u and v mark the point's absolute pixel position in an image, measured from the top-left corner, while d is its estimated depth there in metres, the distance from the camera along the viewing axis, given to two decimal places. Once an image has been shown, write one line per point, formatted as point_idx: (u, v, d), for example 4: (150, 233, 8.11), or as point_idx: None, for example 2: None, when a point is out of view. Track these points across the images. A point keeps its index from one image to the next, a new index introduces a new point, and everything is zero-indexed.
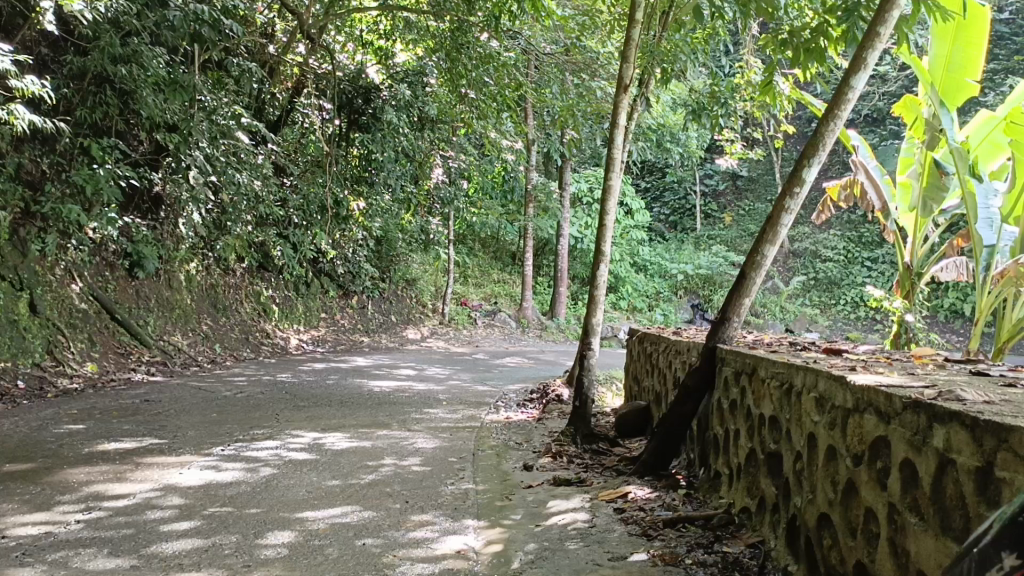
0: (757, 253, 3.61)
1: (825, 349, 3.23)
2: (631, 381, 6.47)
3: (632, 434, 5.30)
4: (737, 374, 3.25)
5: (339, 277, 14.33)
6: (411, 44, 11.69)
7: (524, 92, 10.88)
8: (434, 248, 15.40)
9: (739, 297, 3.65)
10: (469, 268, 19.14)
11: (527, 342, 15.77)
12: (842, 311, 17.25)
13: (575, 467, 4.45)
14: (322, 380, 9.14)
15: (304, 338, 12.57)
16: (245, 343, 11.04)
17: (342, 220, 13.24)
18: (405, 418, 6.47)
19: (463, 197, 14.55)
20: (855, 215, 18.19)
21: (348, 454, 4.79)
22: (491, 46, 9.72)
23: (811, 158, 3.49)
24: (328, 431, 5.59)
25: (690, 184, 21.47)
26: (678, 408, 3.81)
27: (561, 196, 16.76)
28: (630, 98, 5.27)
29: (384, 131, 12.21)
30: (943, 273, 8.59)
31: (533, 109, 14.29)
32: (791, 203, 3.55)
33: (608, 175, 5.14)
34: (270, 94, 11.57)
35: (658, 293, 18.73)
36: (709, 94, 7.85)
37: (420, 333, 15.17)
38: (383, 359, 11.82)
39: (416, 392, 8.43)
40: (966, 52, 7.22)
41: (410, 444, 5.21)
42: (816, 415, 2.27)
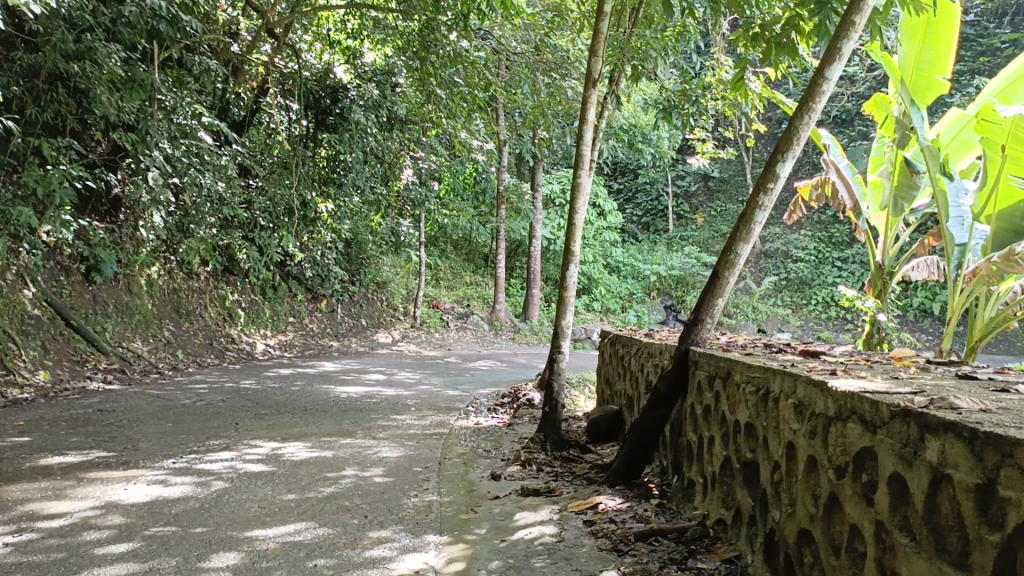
0: (730, 251, 3.46)
1: (802, 351, 3.08)
2: (602, 385, 6.33)
3: (603, 438, 5.15)
4: (710, 378, 3.10)
5: (308, 280, 14.05)
6: (379, 43, 11.49)
7: (494, 92, 10.74)
8: (405, 250, 15.19)
9: (712, 298, 3.50)
10: (441, 271, 18.92)
11: (499, 345, 15.60)
12: (813, 311, 17.28)
13: (544, 476, 4.28)
14: (287, 386, 8.90)
15: (271, 343, 12.28)
16: (209, 349, 10.75)
17: (310, 222, 12.99)
18: (371, 425, 6.27)
19: (434, 198, 14.36)
20: (826, 215, 18.27)
21: (307, 465, 4.58)
22: (459, 45, 9.56)
23: (786, 153, 3.34)
24: (289, 440, 5.38)
25: (663, 186, 21.47)
26: (649, 413, 3.65)
27: (533, 197, 16.63)
28: (599, 93, 5.09)
29: (351, 131, 12.10)
30: (914, 272, 8.59)
31: (504, 109, 14.14)
32: (765, 200, 3.40)
33: (577, 173, 4.97)
34: (235, 94, 11.31)
35: (631, 294, 18.67)
36: (679, 92, 7.73)
37: (391, 337, 14.94)
38: (352, 363, 11.59)
39: (384, 398, 8.23)
40: (937, 49, 7.17)
41: (374, 453, 5.01)
42: (795, 423, 2.12)
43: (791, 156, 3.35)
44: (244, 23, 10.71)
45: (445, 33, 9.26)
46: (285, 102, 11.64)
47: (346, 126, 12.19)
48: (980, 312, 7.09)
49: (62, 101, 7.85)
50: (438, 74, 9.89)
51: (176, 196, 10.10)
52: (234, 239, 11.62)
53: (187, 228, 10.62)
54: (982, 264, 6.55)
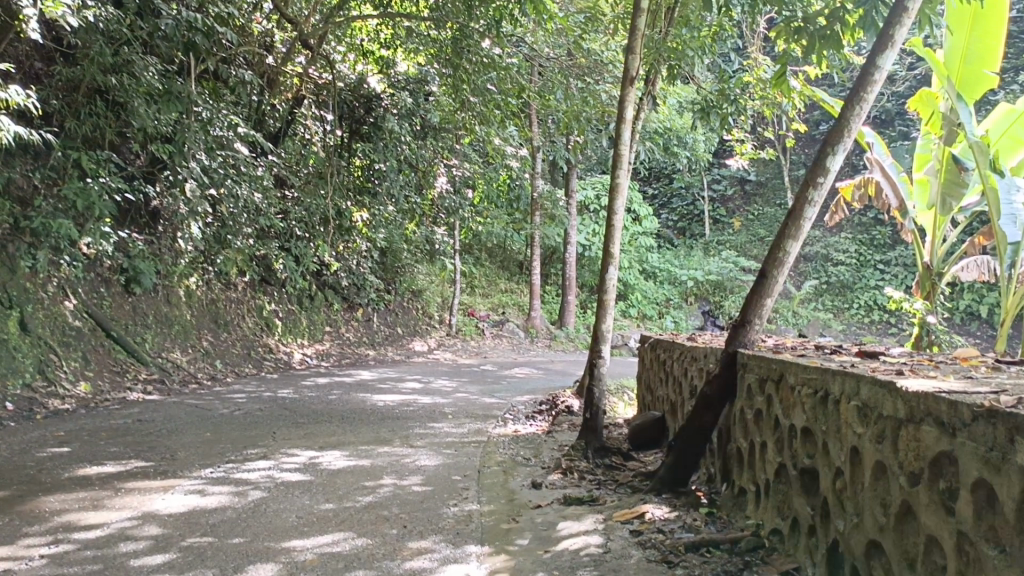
0: (779, 250, 3.31)
1: (859, 352, 2.93)
2: (643, 391, 6.18)
3: (646, 445, 5.02)
4: (762, 381, 2.96)
5: (344, 289, 14.09)
6: (413, 53, 11.50)
7: (526, 97, 10.69)
8: (440, 258, 15.18)
9: (760, 298, 3.36)
10: (476, 278, 18.88)
11: (535, 352, 15.48)
12: (856, 315, 16.87)
13: (586, 484, 4.16)
14: (324, 395, 8.88)
15: (308, 352, 12.31)
16: (247, 359, 10.80)
17: (345, 231, 13.04)
18: (408, 433, 6.20)
19: (468, 206, 14.32)
20: (866, 217, 17.87)
21: (345, 474, 4.51)
22: (490, 52, 9.49)
23: (836, 146, 3.20)
24: (327, 450, 5.32)
25: (698, 190, 21.24)
26: (696, 419, 3.52)
27: (567, 203, 16.51)
28: (637, 92, 4.97)
29: (384, 140, 12.32)
30: (964, 273, 8.40)
31: (537, 115, 14.06)
32: (815, 195, 3.25)
33: (615, 174, 4.85)
34: (270, 106, 11.39)
35: (667, 300, 18.42)
36: (717, 92, 7.55)
37: (427, 345, 14.89)
38: (388, 372, 11.55)
39: (421, 406, 8.16)
40: (985, 43, 6.90)
41: (412, 462, 4.94)
42: (859, 426, 1.99)
43: (841, 148, 3.19)
44: (278, 35, 10.76)
45: (478, 40, 9.22)
46: (320, 113, 11.72)
47: (380, 135, 12.25)
48: None
49: (101, 114, 7.96)
50: (471, 81, 9.84)
51: (214, 206, 10.18)
52: (271, 249, 11.68)
53: (225, 239, 10.69)
54: None
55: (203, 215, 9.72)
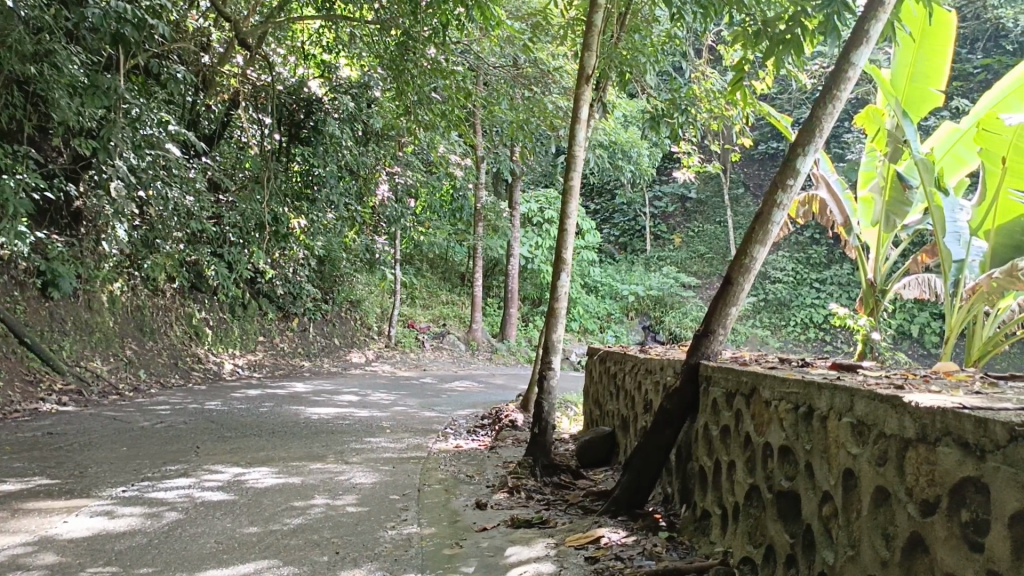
0: (745, 255, 3.13)
1: (832, 365, 2.74)
2: (591, 406, 5.96)
3: (596, 462, 4.80)
4: (729, 395, 2.76)
5: (279, 298, 13.57)
6: (356, 58, 11.13)
7: (473, 103, 10.39)
8: (380, 268, 14.78)
9: (725, 307, 3.16)
10: (417, 289, 18.49)
11: (476, 365, 15.19)
12: (792, 332, 17.03)
13: (535, 504, 3.89)
14: (254, 407, 8.42)
15: (240, 363, 11.77)
16: (173, 369, 10.24)
17: (282, 238, 12.57)
18: (343, 449, 5.84)
19: (410, 215, 13.99)
20: (802, 236, 18.15)
21: (273, 493, 4.15)
22: (438, 58, 9.17)
23: (806, 147, 3.03)
24: (254, 466, 4.93)
25: (640, 206, 21.34)
26: (654, 436, 3.29)
27: (510, 215, 16.33)
28: (592, 91, 4.75)
29: (326, 144, 11.71)
30: (906, 291, 8.37)
31: (482, 124, 13.82)
32: (784, 198, 3.08)
33: (567, 178, 4.62)
34: (205, 106, 10.87)
35: (609, 314, 18.31)
36: (668, 100, 7.40)
37: (365, 357, 14.45)
38: (324, 385, 11.10)
39: (358, 420, 7.79)
40: (931, 60, 6.95)
41: (347, 479, 4.59)
42: (854, 446, 1.78)
43: (812, 150, 3.03)
44: (215, 34, 10.23)
45: (424, 46, 8.90)
46: (255, 115, 11.25)
47: (320, 139, 11.84)
48: (978, 329, 6.77)
49: (16, 105, 7.39)
50: (416, 88, 9.49)
51: (141, 208, 9.64)
52: (202, 254, 11.13)
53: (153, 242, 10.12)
54: (984, 280, 6.20)
55: (130, 217, 9.17)
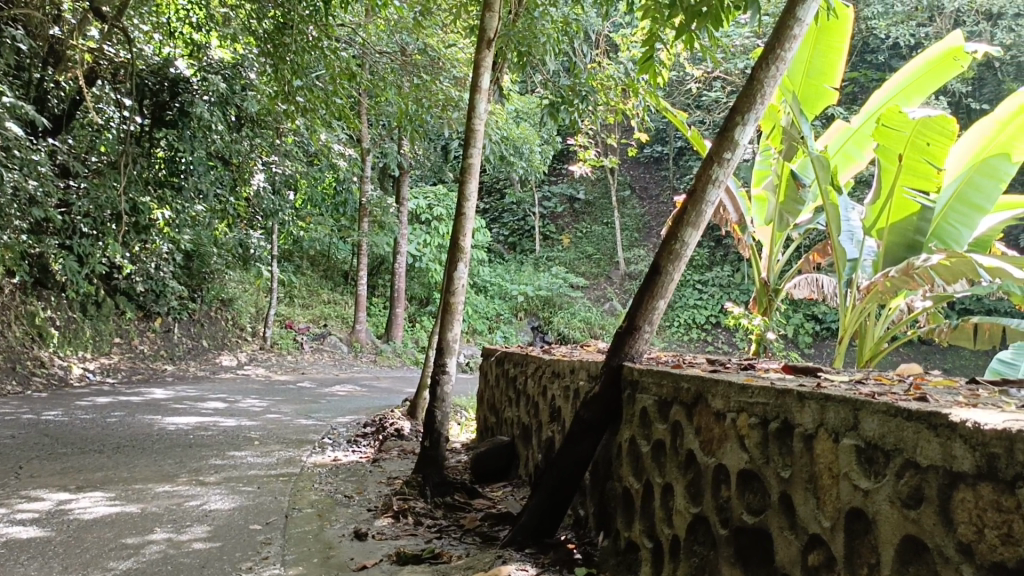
0: (675, 240, 2.74)
1: (784, 371, 2.38)
2: (484, 412, 5.47)
3: (492, 476, 4.30)
4: (663, 405, 2.32)
5: (139, 296, 12.27)
6: (231, 41, 10.24)
7: (358, 89, 9.60)
8: (256, 264, 13.82)
9: (651, 299, 2.76)
10: (296, 287, 17.47)
11: (359, 368, 14.42)
12: (676, 333, 16.84)
13: (426, 532, 3.32)
14: (102, 417, 7.38)
15: (90, 367, 10.56)
16: (9, 375, 8.99)
17: (143, 229, 11.38)
18: (200, 466, 5.04)
19: (289, 210, 13.16)
20: None
21: (102, 525, 3.37)
22: (322, 38, 8.44)
23: (746, 115, 2.68)
24: (85, 490, 4.09)
25: (529, 206, 21.18)
26: (567, 452, 2.80)
27: (397, 211, 15.65)
28: (493, 56, 4.21)
29: (193, 129, 10.87)
30: (796, 290, 8.21)
31: (366, 114, 13.17)
32: (719, 174, 2.72)
33: (467, 154, 4.06)
34: (53, 82, 9.67)
35: (498, 315, 17.69)
36: (567, 87, 6.90)
37: (237, 360, 13.38)
38: (188, 390, 10.08)
39: (224, 430, 6.95)
40: (827, 57, 6.76)
41: (200, 505, 3.86)
42: (868, 481, 1.35)
43: (753, 118, 2.69)
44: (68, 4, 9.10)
45: (306, 27, 8.04)
46: (117, 97, 10.18)
47: (187, 123, 10.85)
48: (868, 329, 6.51)
49: None
50: (296, 76, 8.59)
51: None
52: (48, 246, 9.88)
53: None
54: (879, 279, 5.95)
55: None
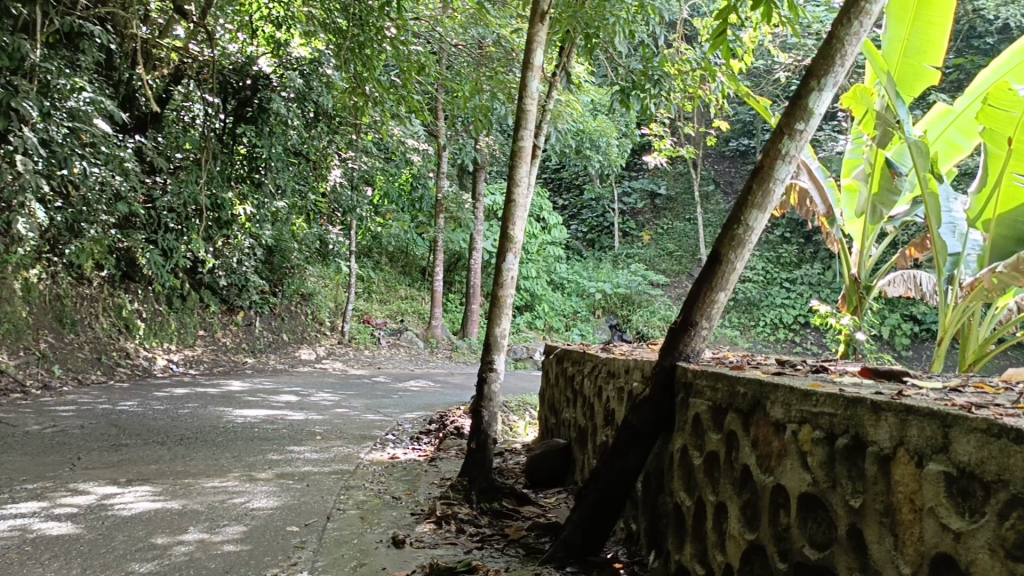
0: (738, 225, 2.45)
1: (864, 375, 2.05)
2: (546, 412, 5.21)
3: (548, 482, 4.05)
4: (719, 412, 2.03)
5: (222, 290, 12.36)
6: (308, 38, 10.25)
7: (430, 83, 9.44)
8: (334, 260, 13.90)
9: (710, 292, 2.47)
10: (374, 283, 17.56)
11: (435, 364, 14.35)
12: (761, 333, 16.13)
13: (466, 542, 3.10)
14: (173, 409, 7.44)
15: (174, 359, 10.71)
16: (95, 365, 9.15)
17: (225, 224, 11.54)
18: (255, 462, 4.94)
19: (366, 205, 13.17)
20: (773, 235, 17.65)
21: (136, 523, 3.25)
22: (399, 35, 8.29)
23: (823, 79, 2.35)
24: (133, 485, 4.02)
25: (608, 202, 20.77)
26: (615, 462, 2.53)
27: (474, 207, 15.49)
28: (547, 31, 3.95)
29: (272, 125, 10.94)
30: (890, 288, 7.63)
31: (441, 108, 13.06)
32: (789, 148, 2.41)
33: (518, 137, 3.83)
34: (141, 80, 9.84)
35: (575, 312, 17.38)
36: (638, 71, 6.61)
37: (316, 354, 13.46)
38: (264, 383, 10.15)
39: (288, 424, 6.89)
40: (927, 34, 5.98)
41: (243, 503, 3.73)
42: (962, 520, 1.07)
43: (830, 84, 2.36)
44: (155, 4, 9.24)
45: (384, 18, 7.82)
46: (202, 95, 10.32)
47: (265, 119, 10.97)
48: (972, 330, 5.86)
49: None
50: (370, 73, 8.43)
51: (64, 192, 8.70)
52: (135, 241, 10.05)
53: (79, 226, 9.17)
54: (985, 275, 5.39)
55: (52, 197, 8.17)
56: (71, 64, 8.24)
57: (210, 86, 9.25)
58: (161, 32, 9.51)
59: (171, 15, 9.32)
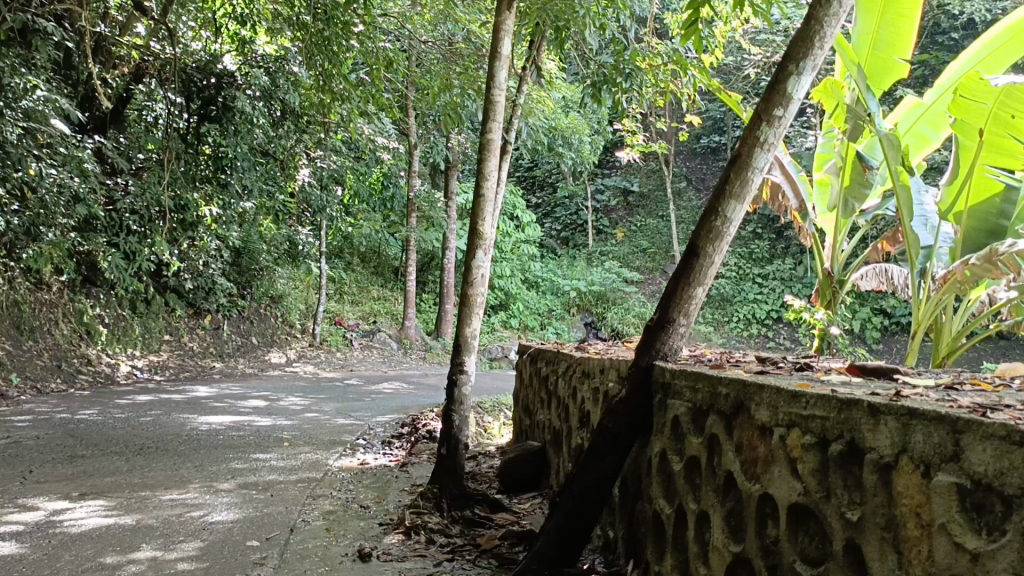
0: (715, 217, 2.34)
1: (850, 373, 1.96)
2: (519, 414, 5.08)
3: (521, 487, 3.92)
4: (699, 414, 1.92)
5: (189, 293, 12.09)
6: (275, 35, 9.99)
7: (402, 80, 9.24)
8: (305, 261, 13.65)
9: (687, 287, 2.36)
10: (346, 284, 17.34)
11: (408, 365, 14.16)
12: (735, 329, 16.17)
13: (436, 554, 2.96)
14: (136, 417, 7.22)
15: (139, 365, 10.42)
16: (55, 373, 8.85)
17: (190, 226, 11.26)
18: (218, 471, 4.76)
19: (336, 205, 12.95)
20: (745, 231, 17.68)
21: (86, 540, 3.07)
22: (368, 31, 8.06)
23: (802, 62, 2.25)
24: (86, 499, 3.83)
25: (582, 200, 20.71)
26: (590, 468, 2.40)
27: (446, 206, 15.33)
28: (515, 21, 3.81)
29: (237, 124, 10.64)
30: (863, 282, 7.60)
31: (412, 106, 12.86)
32: (768, 135, 2.30)
33: (486, 130, 3.69)
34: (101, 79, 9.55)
35: (549, 311, 17.27)
36: (609, 65, 6.46)
37: (286, 357, 13.21)
38: (232, 388, 9.90)
39: (255, 430, 6.70)
40: (897, 26, 5.90)
41: (202, 517, 3.56)
42: (981, 538, 0.99)
43: (810, 67, 2.26)
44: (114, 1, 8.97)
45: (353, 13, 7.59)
46: (165, 93, 10.03)
47: (230, 118, 10.61)
48: (945, 323, 5.82)
49: None
50: (338, 71, 8.21)
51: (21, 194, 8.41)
52: (97, 244, 9.75)
53: (38, 230, 8.87)
54: (958, 267, 5.34)
55: (8, 200, 7.88)
56: (25, 62, 7.92)
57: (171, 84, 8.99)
58: (120, 28, 9.21)
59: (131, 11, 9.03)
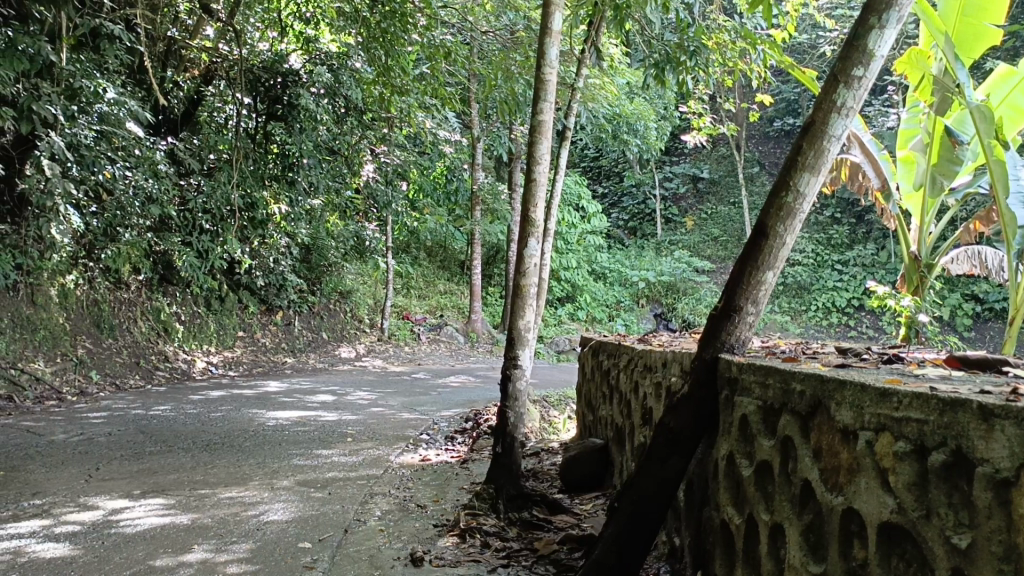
0: (787, 192, 2.11)
1: (948, 367, 1.72)
2: (582, 408, 4.88)
3: (585, 486, 3.73)
4: (772, 411, 1.71)
5: (261, 290, 12.28)
6: (338, 32, 9.99)
7: (466, 73, 9.11)
8: (372, 256, 13.72)
9: (755, 271, 2.13)
10: (413, 278, 17.41)
11: (476, 359, 14.10)
12: (813, 318, 15.59)
13: (491, 559, 2.81)
14: (206, 412, 7.30)
15: (214, 361, 10.59)
16: (134, 370, 9.04)
17: (259, 224, 11.40)
18: (279, 468, 4.72)
19: (401, 200, 12.95)
20: (822, 216, 17.00)
21: (139, 542, 3.03)
22: (428, 24, 7.93)
23: (886, 12, 2.00)
24: (146, 497, 3.81)
25: (650, 188, 20.30)
26: (652, 470, 2.21)
27: (510, 198, 15.19)
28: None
29: (302, 121, 10.58)
30: (953, 266, 7.12)
31: (475, 98, 12.75)
32: (846, 99, 2.06)
33: (537, 110, 3.52)
34: (172, 83, 9.71)
35: (618, 302, 16.99)
36: (673, 43, 6.15)
37: (355, 352, 13.29)
38: (302, 383, 9.99)
39: (320, 426, 6.67)
40: None
41: (259, 516, 3.50)
42: None
43: (895, 18, 2.00)
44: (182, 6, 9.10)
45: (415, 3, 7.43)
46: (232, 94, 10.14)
47: (296, 116, 10.57)
48: None
49: None
50: (398, 65, 8.09)
51: (99, 196, 8.61)
52: (171, 243, 9.94)
53: (116, 231, 9.08)
54: None
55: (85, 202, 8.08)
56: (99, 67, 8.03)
57: (240, 86, 9.08)
58: (190, 32, 9.31)
59: (199, 14, 9.14)
